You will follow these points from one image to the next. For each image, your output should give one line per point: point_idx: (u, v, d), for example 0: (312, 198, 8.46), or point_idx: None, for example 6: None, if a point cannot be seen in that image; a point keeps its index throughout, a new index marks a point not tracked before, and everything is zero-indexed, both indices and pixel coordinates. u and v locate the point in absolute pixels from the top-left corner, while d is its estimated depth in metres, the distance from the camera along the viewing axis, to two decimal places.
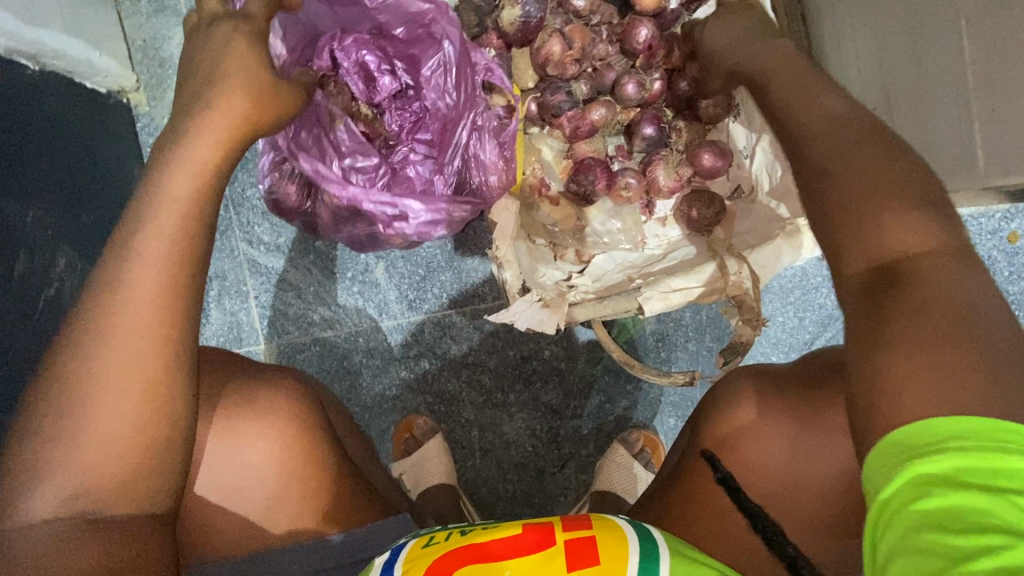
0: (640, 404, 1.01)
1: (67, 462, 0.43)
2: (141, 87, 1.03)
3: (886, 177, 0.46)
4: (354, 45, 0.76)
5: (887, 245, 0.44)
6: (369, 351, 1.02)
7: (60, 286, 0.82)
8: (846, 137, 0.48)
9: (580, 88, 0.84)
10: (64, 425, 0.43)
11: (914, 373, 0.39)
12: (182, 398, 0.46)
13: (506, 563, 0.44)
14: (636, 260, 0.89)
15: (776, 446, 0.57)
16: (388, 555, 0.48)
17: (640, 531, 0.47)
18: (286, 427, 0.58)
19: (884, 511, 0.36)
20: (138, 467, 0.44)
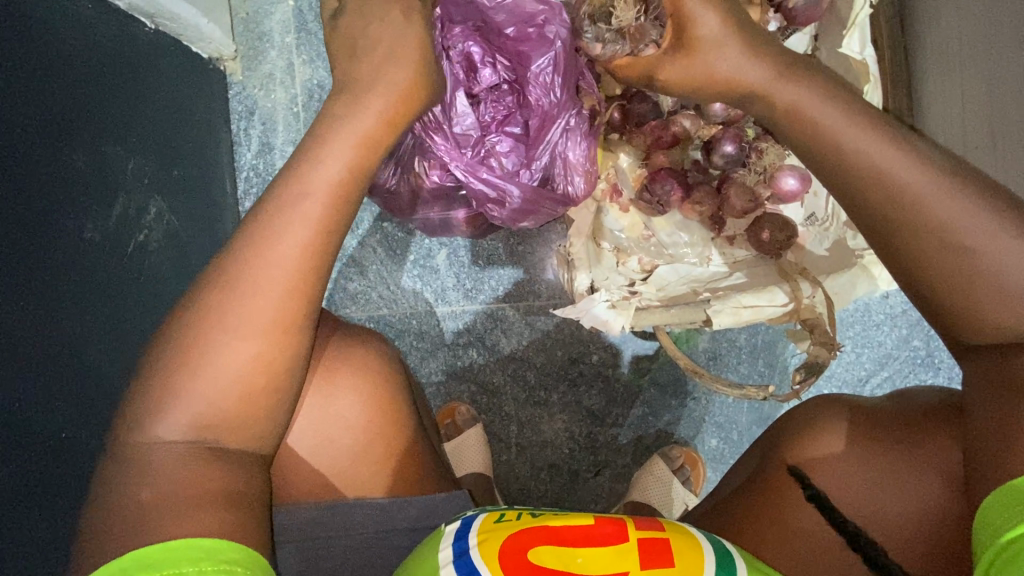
0: (684, 420, 1.01)
1: (195, 393, 0.49)
2: (238, 57, 1.08)
3: (1006, 256, 0.47)
4: (461, 36, 0.80)
5: (1006, 328, 0.47)
6: (420, 334, 1.04)
7: (149, 234, 0.85)
8: (954, 206, 0.48)
9: (667, 99, 0.83)
10: (199, 357, 0.49)
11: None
12: (300, 352, 0.52)
13: (578, 550, 0.45)
14: (701, 275, 0.89)
15: (844, 470, 0.58)
16: (462, 524, 0.50)
17: (713, 540, 0.48)
18: (368, 389, 0.60)
19: (1006, 552, 0.41)
20: (259, 408, 0.50)
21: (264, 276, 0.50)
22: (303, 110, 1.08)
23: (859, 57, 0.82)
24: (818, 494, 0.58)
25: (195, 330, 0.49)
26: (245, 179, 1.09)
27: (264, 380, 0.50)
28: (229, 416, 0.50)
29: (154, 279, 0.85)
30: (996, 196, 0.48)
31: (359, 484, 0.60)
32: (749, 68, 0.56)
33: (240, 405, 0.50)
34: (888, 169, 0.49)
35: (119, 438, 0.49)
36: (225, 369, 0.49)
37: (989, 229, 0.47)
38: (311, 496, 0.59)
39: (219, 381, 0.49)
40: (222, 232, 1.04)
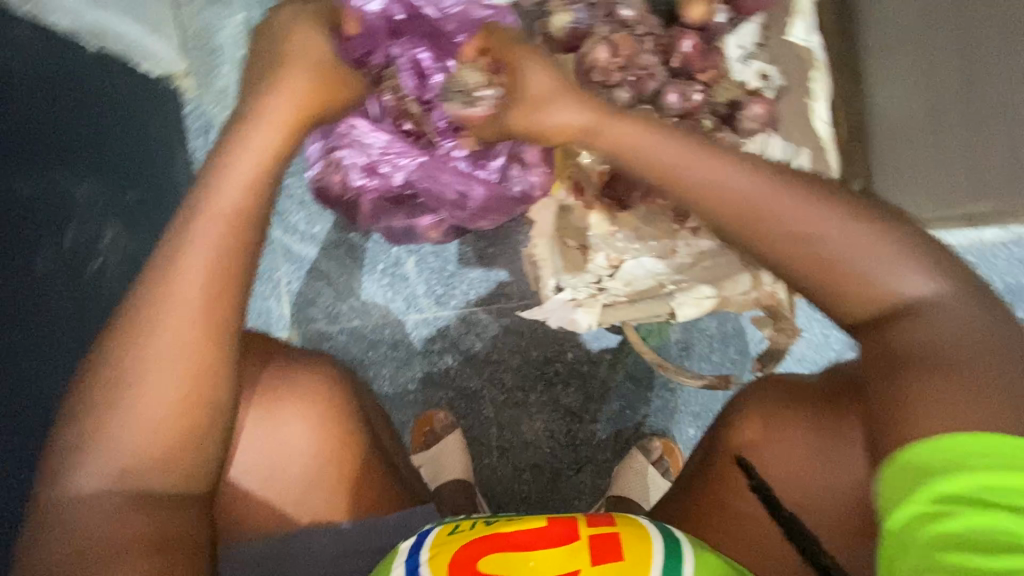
0: (659, 412, 1.02)
1: (119, 440, 0.47)
2: (190, 74, 1.06)
3: (856, 235, 0.49)
4: (409, 44, 0.80)
5: (879, 301, 0.49)
6: (394, 343, 1.03)
7: (105, 259, 0.84)
8: (792, 197, 0.50)
9: (622, 95, 0.83)
10: (132, 393, 0.47)
11: (950, 408, 0.44)
12: (227, 376, 0.51)
13: (531, 555, 0.46)
14: (667, 268, 0.87)
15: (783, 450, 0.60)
16: (415, 539, 0.51)
17: (663, 530, 0.49)
18: (323, 409, 0.62)
19: (902, 530, 0.41)
20: (185, 445, 0.49)
21: (204, 303, 0.49)
22: None
23: (803, 44, 0.86)
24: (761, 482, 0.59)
25: (134, 358, 0.48)
26: None
27: (181, 420, 0.48)
28: (181, 452, 0.49)
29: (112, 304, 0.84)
30: (850, 197, 0.51)
31: (318, 502, 0.61)
32: (577, 115, 0.60)
33: (188, 440, 0.49)
34: (753, 176, 0.51)
35: (56, 474, 0.47)
36: (169, 406, 0.48)
37: (838, 218, 0.49)
38: (270, 519, 0.60)
39: (162, 415, 0.48)
40: None
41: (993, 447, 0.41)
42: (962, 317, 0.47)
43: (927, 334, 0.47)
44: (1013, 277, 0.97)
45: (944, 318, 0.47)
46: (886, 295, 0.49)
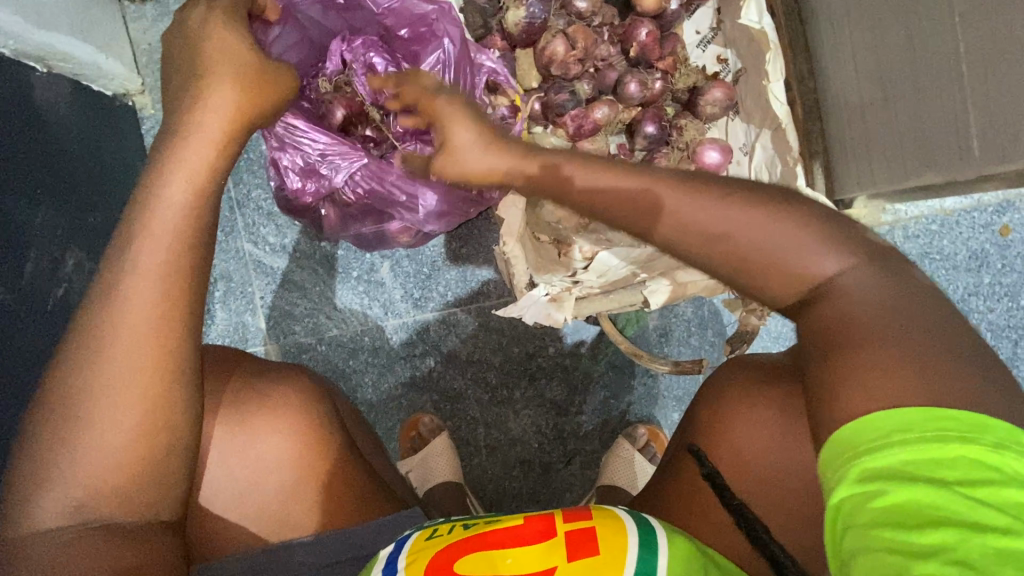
0: (642, 398, 1.03)
1: (73, 471, 0.46)
2: (146, 90, 1.04)
3: (772, 220, 0.47)
4: (361, 47, 0.78)
5: (807, 280, 0.47)
6: (374, 350, 1.03)
7: (68, 286, 0.82)
8: (710, 196, 0.48)
9: (582, 87, 0.85)
10: (90, 421, 0.47)
11: (882, 395, 0.41)
12: (184, 401, 0.50)
13: (510, 551, 0.47)
14: (638, 257, 0.84)
15: (752, 440, 0.58)
16: (393, 547, 0.52)
17: (640, 522, 0.50)
18: (298, 424, 0.62)
19: (840, 513, 0.38)
20: (142, 474, 0.48)
21: (162, 326, 0.48)
22: None
23: (757, 27, 0.80)
24: (713, 473, 0.58)
25: (95, 385, 0.47)
26: None
27: (134, 452, 0.48)
28: (156, 473, 0.49)
29: None
30: (773, 191, 0.49)
31: (296, 517, 0.61)
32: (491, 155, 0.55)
33: (161, 462, 0.49)
34: (662, 180, 0.49)
35: (20, 509, 0.46)
36: (142, 429, 0.48)
37: (753, 210, 0.48)
38: (249, 535, 0.61)
39: (134, 439, 0.48)
40: None
41: (924, 420, 0.39)
42: (883, 289, 0.46)
43: (848, 314, 0.45)
44: (973, 243, 0.99)
45: (864, 296, 0.46)
46: (812, 277, 0.47)
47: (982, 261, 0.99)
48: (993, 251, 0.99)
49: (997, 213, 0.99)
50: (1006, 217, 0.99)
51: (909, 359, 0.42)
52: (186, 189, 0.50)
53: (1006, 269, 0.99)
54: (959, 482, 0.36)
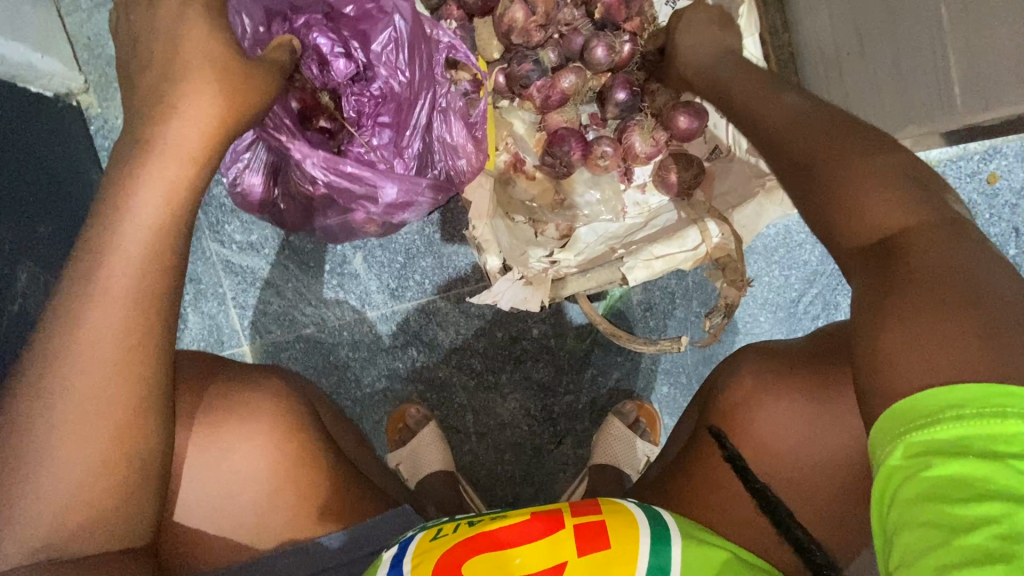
0: (633, 374, 1.01)
1: (32, 501, 0.42)
2: (90, 88, 0.98)
3: (863, 157, 0.46)
4: (305, 28, 0.74)
5: (877, 224, 0.44)
6: (355, 343, 1.00)
7: (23, 302, 0.79)
8: (821, 120, 0.50)
9: (548, 55, 0.81)
10: (33, 451, 0.42)
11: (915, 339, 0.37)
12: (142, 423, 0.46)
13: (517, 551, 0.46)
14: (618, 231, 0.87)
15: (762, 416, 0.59)
16: (399, 548, 0.50)
17: (649, 514, 0.50)
18: (272, 434, 0.59)
19: (885, 488, 0.35)
20: (112, 501, 0.44)
21: (95, 341, 0.43)
22: None
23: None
24: (735, 455, 0.59)
25: (33, 415, 0.42)
26: None
27: (103, 478, 0.43)
28: (115, 497, 0.44)
29: None
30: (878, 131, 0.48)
31: (277, 528, 0.59)
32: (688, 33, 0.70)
33: (117, 491, 0.44)
34: (797, 118, 0.51)
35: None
36: (104, 459, 0.43)
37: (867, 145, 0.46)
38: (228, 552, 0.58)
39: (98, 465, 0.43)
40: None
41: (983, 392, 0.33)
42: (957, 246, 0.41)
43: (914, 264, 0.41)
44: (962, 194, 0.96)
45: (937, 249, 0.41)
46: (892, 216, 0.43)
47: (972, 211, 0.96)
48: (981, 201, 0.96)
49: (991, 158, 0.95)
50: (993, 165, 0.95)
51: (958, 309, 0.37)
52: (110, 189, 0.45)
53: (993, 219, 0.96)
54: (1016, 456, 0.31)
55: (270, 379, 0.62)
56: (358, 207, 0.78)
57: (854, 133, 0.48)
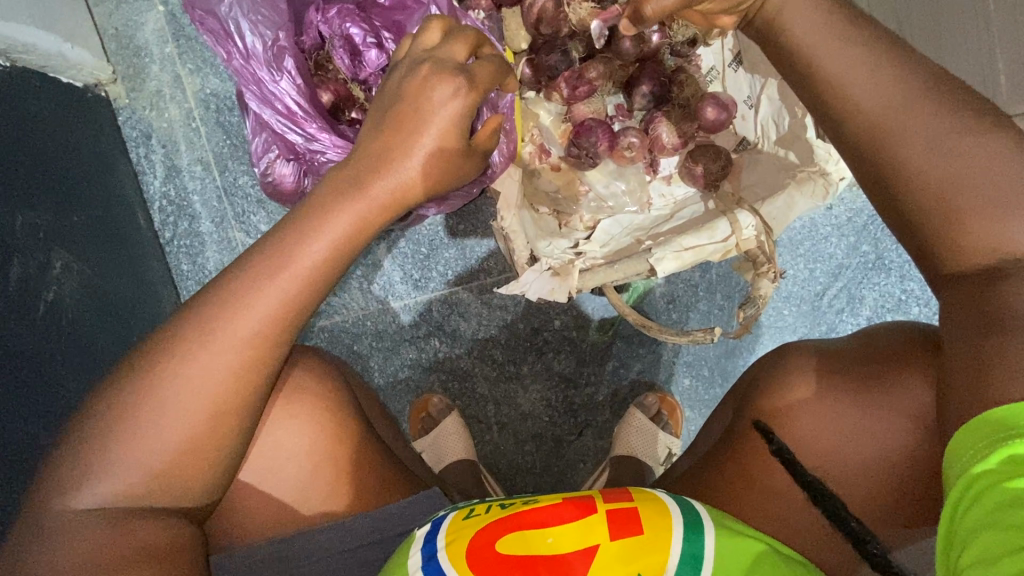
0: (655, 366, 1.01)
1: (103, 469, 0.45)
2: (118, 79, 0.99)
3: (1002, 178, 0.45)
4: (338, 18, 0.73)
5: (999, 244, 0.45)
6: (378, 333, 1.01)
7: (58, 289, 0.78)
8: (943, 121, 0.46)
9: (577, 47, 0.81)
10: (111, 426, 0.46)
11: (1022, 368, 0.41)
12: (185, 409, 0.47)
13: (550, 531, 0.47)
14: (643, 223, 0.87)
15: (792, 404, 0.60)
16: (432, 527, 0.51)
17: (681, 504, 0.50)
18: (307, 422, 0.59)
19: (972, 493, 0.37)
20: (169, 475, 0.47)
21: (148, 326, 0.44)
22: (202, 124, 1.00)
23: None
24: (783, 449, 0.59)
25: (119, 392, 0.47)
26: (159, 209, 1.00)
27: (164, 454, 0.46)
28: (175, 469, 0.47)
29: (78, 331, 0.80)
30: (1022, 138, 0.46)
31: (311, 510, 0.59)
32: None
33: (178, 465, 0.47)
34: (887, 102, 0.47)
35: (38, 517, 0.45)
36: (164, 434, 0.46)
37: (987, 152, 0.45)
38: (261, 536, 0.58)
39: (161, 440, 0.46)
40: (149, 276, 0.95)
41: None
42: None
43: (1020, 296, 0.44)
44: None
45: None
46: (1001, 241, 0.45)
47: None
48: None
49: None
50: None
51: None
52: None
53: None
54: None
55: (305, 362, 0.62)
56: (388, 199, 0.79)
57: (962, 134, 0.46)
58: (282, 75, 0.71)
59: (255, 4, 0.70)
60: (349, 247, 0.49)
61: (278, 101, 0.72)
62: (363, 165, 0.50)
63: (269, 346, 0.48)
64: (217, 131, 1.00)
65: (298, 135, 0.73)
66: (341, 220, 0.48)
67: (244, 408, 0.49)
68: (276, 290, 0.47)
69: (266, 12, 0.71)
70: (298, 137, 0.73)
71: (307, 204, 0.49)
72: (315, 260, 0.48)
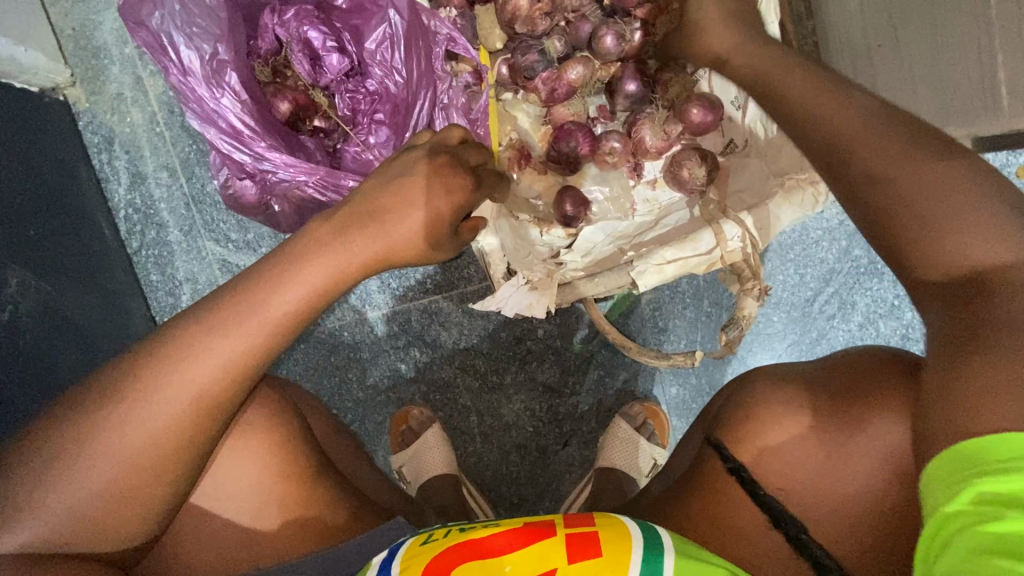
0: (641, 375, 0.98)
1: (27, 519, 0.42)
2: (77, 82, 0.95)
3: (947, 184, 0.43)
4: (295, 20, 0.73)
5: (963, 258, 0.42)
6: (355, 345, 0.98)
7: (14, 309, 0.75)
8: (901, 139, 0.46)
9: (554, 45, 0.76)
10: (37, 473, 0.43)
11: (988, 384, 0.37)
12: (121, 454, 0.43)
13: (506, 559, 0.44)
14: (626, 230, 0.83)
15: (771, 426, 0.57)
16: (386, 553, 0.48)
17: (644, 527, 0.48)
18: (262, 453, 0.57)
19: (940, 531, 0.34)
20: (107, 522, 0.44)
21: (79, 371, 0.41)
22: (167, 128, 0.95)
23: None
24: (738, 468, 0.57)
25: (51, 436, 0.44)
26: (125, 218, 0.96)
27: (101, 503, 0.44)
28: (110, 516, 0.44)
29: (38, 351, 0.77)
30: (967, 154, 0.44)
31: (262, 548, 0.56)
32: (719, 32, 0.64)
33: (115, 514, 0.44)
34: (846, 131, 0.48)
35: None
36: (97, 481, 0.43)
37: (940, 173, 0.43)
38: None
39: (95, 489, 0.43)
40: (115, 288, 0.92)
41: None
42: None
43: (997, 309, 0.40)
44: None
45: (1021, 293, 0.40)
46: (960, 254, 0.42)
47: None
48: None
49: (996, 171, 0.88)
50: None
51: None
52: None
53: None
54: None
55: (260, 390, 0.59)
56: None
57: (928, 156, 0.44)
58: (223, 91, 0.71)
59: (189, 17, 0.70)
60: (299, 277, 0.47)
61: (220, 119, 0.72)
62: (354, 212, 0.51)
63: (215, 387, 0.45)
64: (182, 135, 0.96)
65: (254, 148, 0.72)
66: (303, 270, 0.47)
67: (185, 452, 0.45)
68: (221, 326, 0.45)
69: (201, 24, 0.70)
70: (249, 155, 0.72)
71: (276, 254, 0.49)
72: (251, 292, 0.46)
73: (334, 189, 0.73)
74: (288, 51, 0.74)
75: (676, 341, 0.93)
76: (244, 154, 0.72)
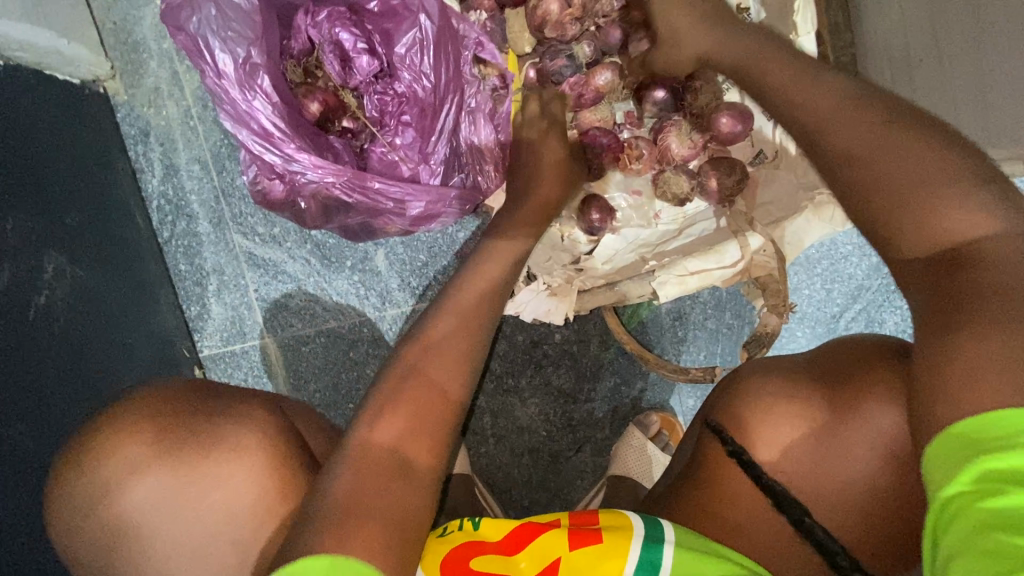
0: (655, 385, 0.98)
1: None
2: (117, 75, 0.97)
3: (926, 167, 0.43)
4: (328, 21, 0.76)
5: (941, 232, 0.42)
6: (374, 340, 0.98)
7: (51, 294, 0.77)
8: (871, 124, 0.47)
9: (583, 49, 0.76)
10: None
11: (970, 358, 0.36)
12: None
13: (519, 556, 0.49)
14: (648, 238, 0.82)
15: (783, 428, 0.54)
16: None
17: (648, 519, 0.50)
18: (273, 448, 0.58)
19: (944, 514, 0.32)
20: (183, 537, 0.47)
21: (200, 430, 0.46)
22: (201, 123, 0.98)
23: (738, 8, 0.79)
24: (739, 452, 0.56)
25: None
26: (157, 209, 0.99)
27: None
28: None
29: (72, 338, 0.79)
30: (928, 132, 0.45)
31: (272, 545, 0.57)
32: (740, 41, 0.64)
33: None
34: (832, 126, 0.50)
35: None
36: None
37: (919, 154, 0.44)
38: None
39: None
40: (145, 277, 0.94)
41: None
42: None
43: (975, 279, 0.39)
44: None
45: (1008, 265, 0.38)
46: (940, 230, 0.42)
47: None
48: None
49: None
50: None
51: None
52: None
53: None
54: None
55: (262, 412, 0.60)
56: (383, 213, 0.77)
57: (915, 137, 0.45)
58: (255, 94, 0.72)
59: (226, 21, 0.71)
60: None
61: (252, 121, 0.73)
62: None
63: None
64: (214, 129, 0.98)
65: (283, 148, 0.72)
66: None
67: None
68: None
69: (236, 28, 0.71)
70: (277, 154, 0.73)
71: None
72: None
73: (360, 188, 0.74)
74: (321, 50, 0.76)
75: (695, 352, 0.92)
76: (273, 154, 0.73)
